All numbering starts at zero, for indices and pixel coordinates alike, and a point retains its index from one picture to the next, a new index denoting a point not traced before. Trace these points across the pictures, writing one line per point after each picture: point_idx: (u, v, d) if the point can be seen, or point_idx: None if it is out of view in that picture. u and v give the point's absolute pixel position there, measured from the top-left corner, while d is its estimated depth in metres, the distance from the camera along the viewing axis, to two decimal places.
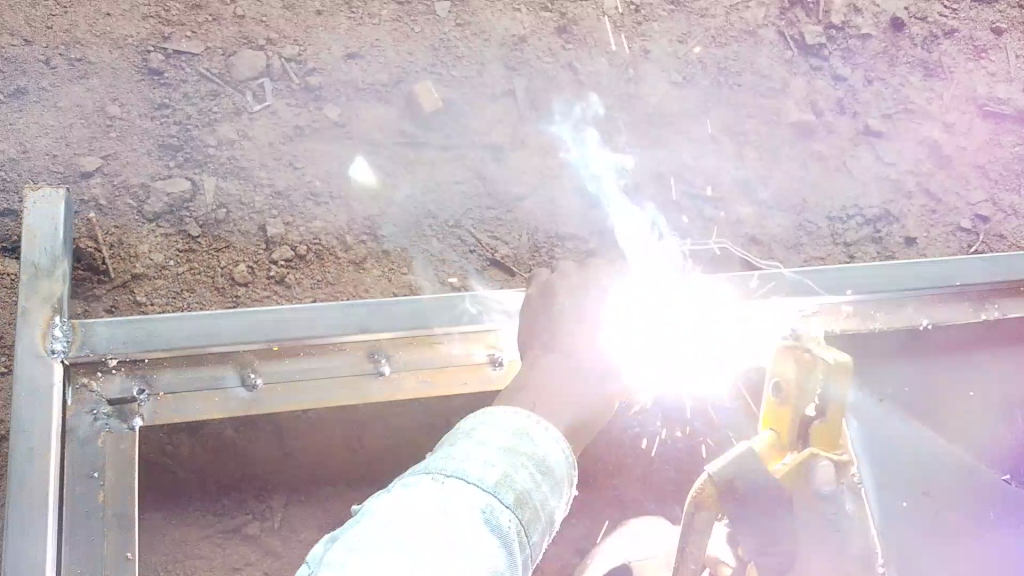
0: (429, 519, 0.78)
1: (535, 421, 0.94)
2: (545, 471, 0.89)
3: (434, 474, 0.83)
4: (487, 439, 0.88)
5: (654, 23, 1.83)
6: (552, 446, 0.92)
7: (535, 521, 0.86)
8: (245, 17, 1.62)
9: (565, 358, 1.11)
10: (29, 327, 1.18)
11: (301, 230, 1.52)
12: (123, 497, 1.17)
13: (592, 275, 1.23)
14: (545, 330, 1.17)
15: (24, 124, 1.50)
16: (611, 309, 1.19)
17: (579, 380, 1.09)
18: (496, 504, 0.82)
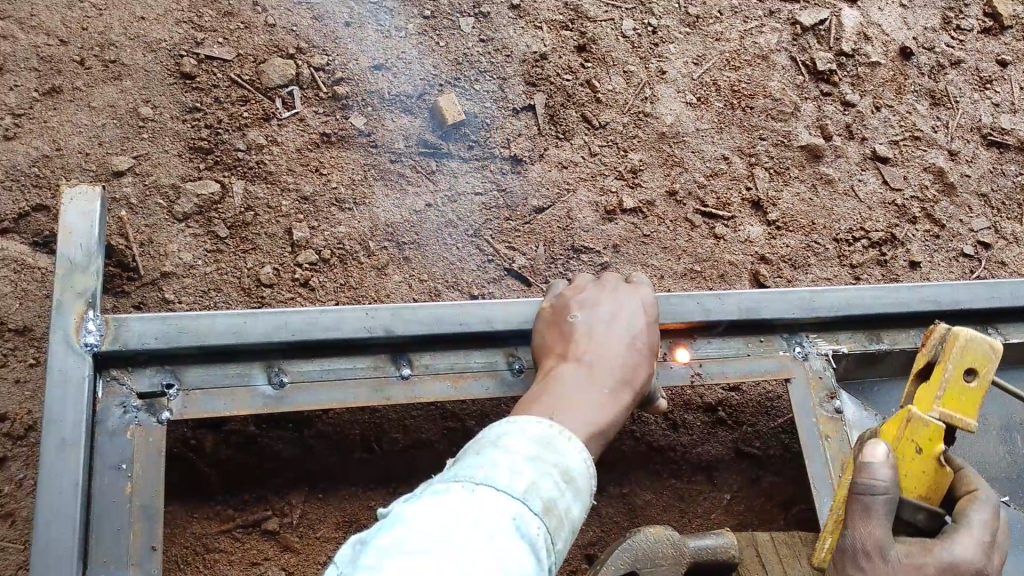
0: (460, 526, 0.82)
1: (558, 429, 0.97)
2: (568, 480, 0.93)
3: (462, 482, 0.87)
4: (514, 448, 0.92)
5: (671, 44, 1.89)
6: (576, 454, 0.96)
7: (559, 529, 0.89)
8: (276, 26, 1.68)
9: (580, 367, 1.14)
10: (63, 320, 1.20)
11: (325, 234, 1.56)
12: (149, 491, 1.18)
13: (605, 291, 1.28)
14: (561, 341, 1.21)
15: (58, 122, 1.53)
16: (626, 320, 1.23)
17: (595, 388, 1.12)
18: (522, 513, 0.86)
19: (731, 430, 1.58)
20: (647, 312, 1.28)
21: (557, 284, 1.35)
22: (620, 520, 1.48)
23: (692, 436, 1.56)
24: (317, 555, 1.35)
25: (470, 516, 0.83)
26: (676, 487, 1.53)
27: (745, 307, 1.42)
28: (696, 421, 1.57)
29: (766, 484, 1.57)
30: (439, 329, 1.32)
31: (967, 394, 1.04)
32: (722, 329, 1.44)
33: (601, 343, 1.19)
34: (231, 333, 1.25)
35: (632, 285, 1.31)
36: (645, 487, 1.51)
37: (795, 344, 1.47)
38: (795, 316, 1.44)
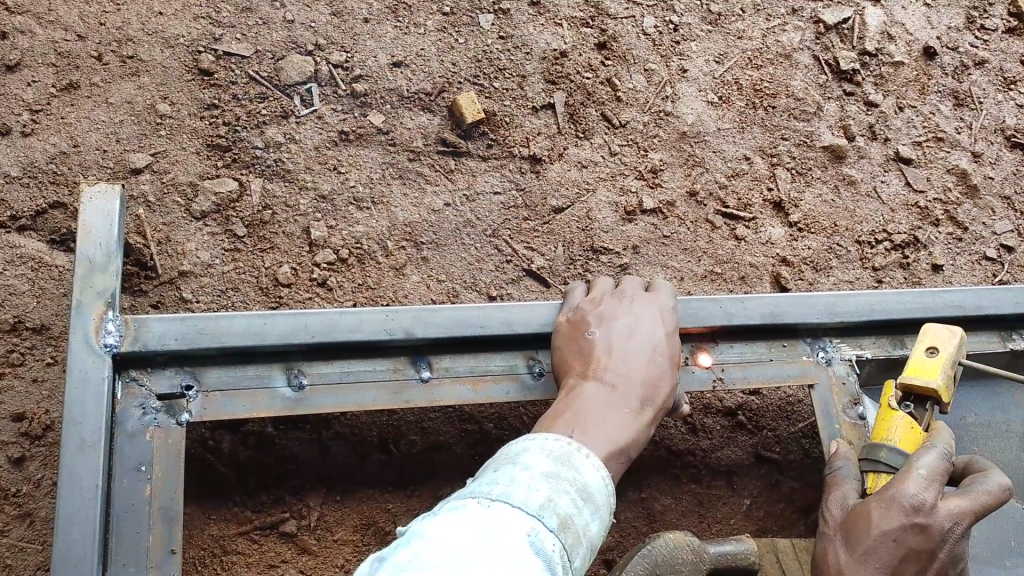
0: (477, 539, 0.80)
1: (576, 447, 0.96)
2: (587, 497, 0.92)
3: (479, 498, 0.86)
4: (532, 465, 0.91)
5: (692, 42, 1.87)
6: (595, 471, 0.95)
7: (578, 545, 0.88)
8: (294, 22, 1.67)
9: (601, 385, 1.14)
10: (82, 321, 1.20)
11: (343, 234, 1.55)
12: (165, 495, 1.17)
13: (624, 304, 1.27)
14: (581, 357, 1.20)
15: (75, 119, 1.52)
16: (646, 333, 1.23)
17: (618, 407, 1.11)
18: (540, 528, 0.84)
19: (750, 435, 1.56)
20: (667, 323, 1.27)
21: (573, 293, 1.33)
22: (639, 524, 1.46)
23: (711, 440, 1.55)
24: (335, 557, 1.34)
25: (487, 531, 0.81)
26: (696, 491, 1.51)
27: (768, 311, 1.40)
28: (716, 425, 1.56)
29: (787, 489, 1.55)
30: (460, 331, 1.31)
31: (927, 363, 1.19)
32: (744, 334, 1.42)
33: (621, 357, 1.18)
34: (251, 335, 1.24)
35: (652, 295, 1.30)
36: (664, 491, 1.50)
37: (818, 350, 1.45)
38: (819, 321, 1.42)
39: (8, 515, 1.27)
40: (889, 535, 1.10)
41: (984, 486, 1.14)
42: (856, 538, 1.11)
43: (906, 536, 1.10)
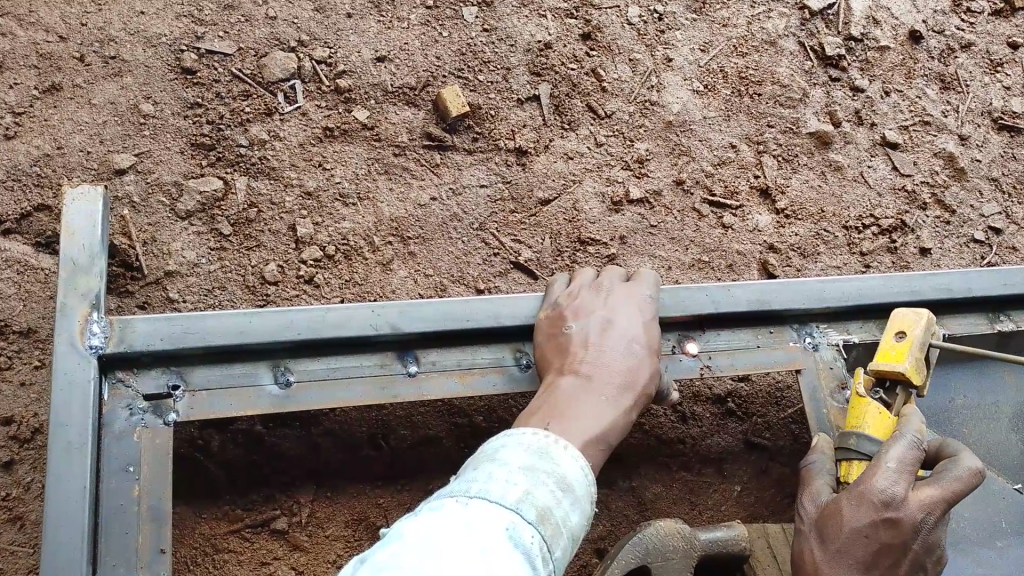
0: (457, 536, 0.80)
1: (555, 439, 0.97)
2: (566, 488, 0.93)
3: (457, 497, 0.86)
4: (510, 460, 0.92)
5: (677, 31, 1.86)
6: (574, 464, 0.96)
7: (559, 536, 0.88)
8: (276, 19, 1.66)
9: (578, 378, 1.14)
10: (67, 322, 1.20)
11: (330, 230, 1.55)
12: (154, 496, 1.17)
13: (602, 295, 1.27)
14: (559, 352, 1.21)
15: (58, 121, 1.51)
16: (624, 322, 1.23)
17: (594, 398, 1.12)
18: (520, 521, 0.85)
19: (740, 422, 1.57)
20: (646, 312, 1.27)
21: (554, 286, 1.34)
22: (631, 514, 1.46)
23: (701, 429, 1.55)
24: (327, 554, 1.34)
25: (467, 527, 0.82)
26: (686, 480, 1.51)
27: (756, 299, 1.41)
28: (706, 413, 1.56)
29: (778, 476, 1.55)
30: (447, 325, 1.31)
31: (896, 347, 1.18)
32: (732, 321, 1.42)
33: (598, 347, 1.18)
34: (237, 333, 1.24)
35: (632, 284, 1.31)
36: (655, 480, 1.50)
37: (805, 336, 1.45)
38: (805, 307, 1.42)
39: None
40: (860, 531, 1.10)
41: (954, 472, 1.14)
42: (829, 537, 1.12)
43: (878, 531, 1.11)
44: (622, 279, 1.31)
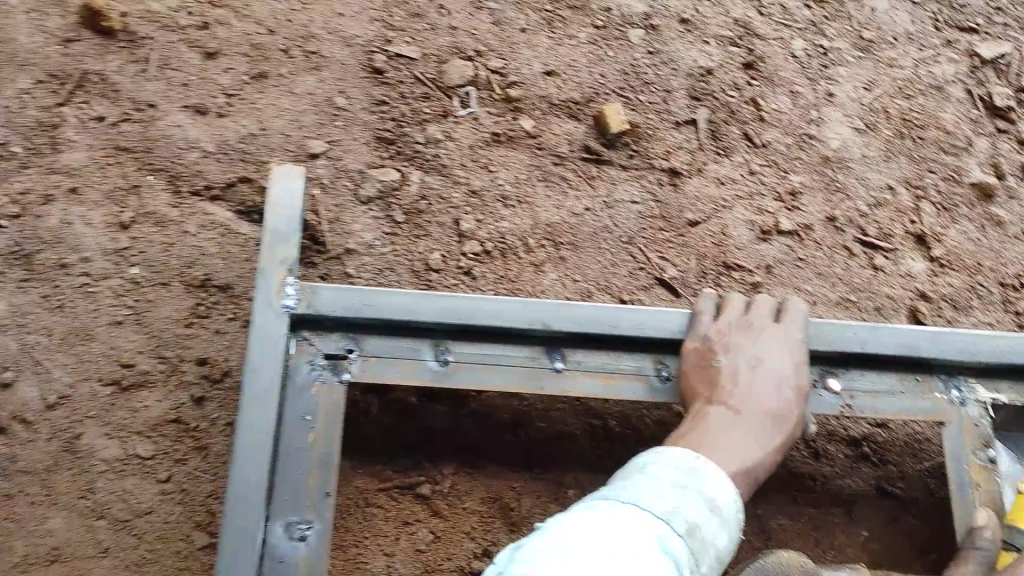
0: (613, 524, 0.90)
1: (704, 461, 1.08)
2: (713, 509, 1.01)
3: (618, 498, 0.96)
4: (661, 475, 1.02)
5: (841, 67, 1.89)
6: (723, 487, 1.05)
7: (705, 551, 0.97)
8: (458, 28, 1.80)
9: (728, 411, 1.26)
10: (268, 283, 1.38)
11: (490, 228, 1.66)
12: (327, 450, 1.34)
13: (752, 336, 1.37)
14: (708, 384, 1.32)
15: (264, 105, 1.69)
16: (773, 364, 1.33)
17: (745, 432, 1.23)
18: (671, 529, 0.93)
19: (873, 467, 1.58)
20: (795, 357, 1.36)
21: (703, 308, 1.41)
22: (753, 538, 1.50)
23: (834, 467, 1.57)
24: (463, 524, 1.47)
25: (622, 519, 0.92)
26: (811, 515, 1.53)
27: (907, 343, 1.42)
28: (840, 453, 1.59)
29: (906, 525, 1.55)
30: (595, 329, 1.39)
31: None
32: (878, 363, 1.44)
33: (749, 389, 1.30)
34: (409, 311, 1.39)
35: (781, 327, 1.39)
36: (778, 509, 1.53)
37: (953, 389, 1.45)
38: (956, 360, 1.43)
39: (188, 446, 1.51)
40: None
41: None
42: None
43: None
44: (771, 321, 1.40)
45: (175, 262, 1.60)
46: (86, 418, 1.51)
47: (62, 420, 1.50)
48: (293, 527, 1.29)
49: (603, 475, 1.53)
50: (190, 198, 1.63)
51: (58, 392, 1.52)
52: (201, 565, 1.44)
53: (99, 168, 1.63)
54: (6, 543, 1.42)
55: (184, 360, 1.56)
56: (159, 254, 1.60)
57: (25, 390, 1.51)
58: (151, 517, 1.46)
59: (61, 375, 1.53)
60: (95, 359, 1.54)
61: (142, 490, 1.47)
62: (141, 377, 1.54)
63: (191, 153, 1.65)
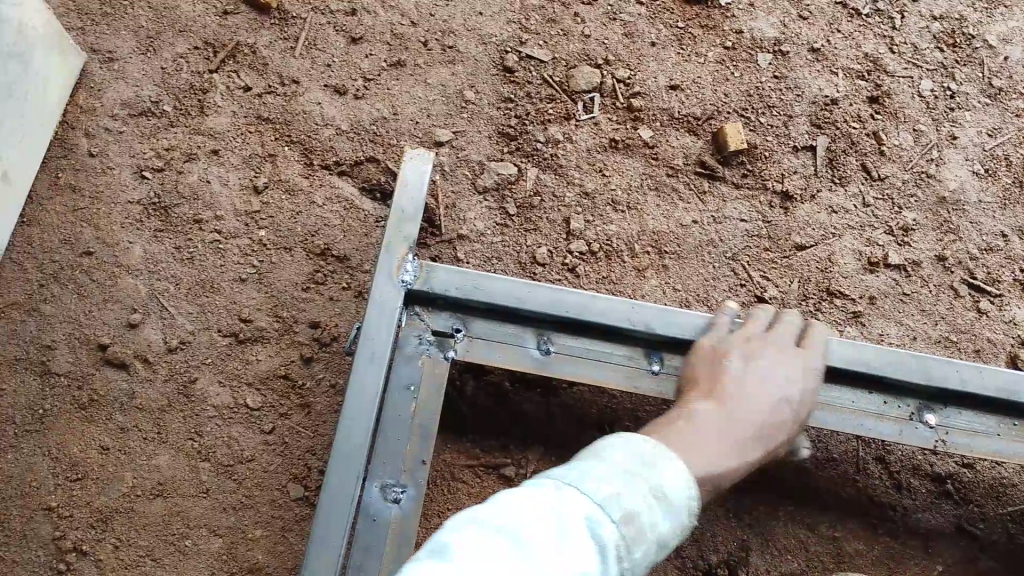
0: (531, 509, 0.71)
1: (661, 445, 0.85)
2: (661, 497, 0.79)
3: (553, 477, 0.77)
4: (614, 460, 0.80)
5: (967, 112, 1.86)
6: (681, 477, 0.82)
7: (641, 541, 0.76)
8: (590, 37, 1.86)
9: (711, 409, 1.04)
10: (389, 258, 1.46)
11: (597, 229, 1.71)
12: (425, 420, 1.42)
13: (776, 347, 1.24)
14: (709, 381, 1.13)
15: (398, 92, 1.79)
16: (783, 379, 1.15)
17: (728, 435, 1.01)
18: (602, 511, 0.74)
19: (958, 507, 1.56)
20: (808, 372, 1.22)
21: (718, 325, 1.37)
22: (826, 561, 1.51)
23: (915, 501, 1.56)
24: None
25: (539, 504, 0.72)
26: (888, 546, 1.53)
27: (1005, 387, 1.41)
28: (923, 487, 1.57)
29: (985, 570, 1.52)
30: (695, 337, 1.43)
31: None
32: (969, 402, 1.46)
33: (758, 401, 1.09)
34: (517, 299, 1.45)
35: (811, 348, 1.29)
36: (858, 536, 1.53)
37: None
38: None
39: (293, 402, 1.55)
40: None
41: None
42: None
43: None
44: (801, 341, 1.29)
45: (299, 230, 1.67)
46: (202, 364, 1.57)
47: (180, 364, 1.57)
48: (389, 488, 1.38)
49: None
50: (320, 171, 1.72)
51: (180, 338, 1.58)
52: (292, 517, 1.49)
53: (239, 135, 1.73)
54: (118, 473, 1.50)
55: (298, 322, 1.61)
56: (286, 221, 1.68)
57: (150, 331, 1.58)
58: (252, 464, 1.52)
59: (184, 322, 1.59)
60: (216, 311, 1.60)
61: (246, 439, 1.53)
62: (258, 333, 1.60)
63: (326, 130, 1.75)
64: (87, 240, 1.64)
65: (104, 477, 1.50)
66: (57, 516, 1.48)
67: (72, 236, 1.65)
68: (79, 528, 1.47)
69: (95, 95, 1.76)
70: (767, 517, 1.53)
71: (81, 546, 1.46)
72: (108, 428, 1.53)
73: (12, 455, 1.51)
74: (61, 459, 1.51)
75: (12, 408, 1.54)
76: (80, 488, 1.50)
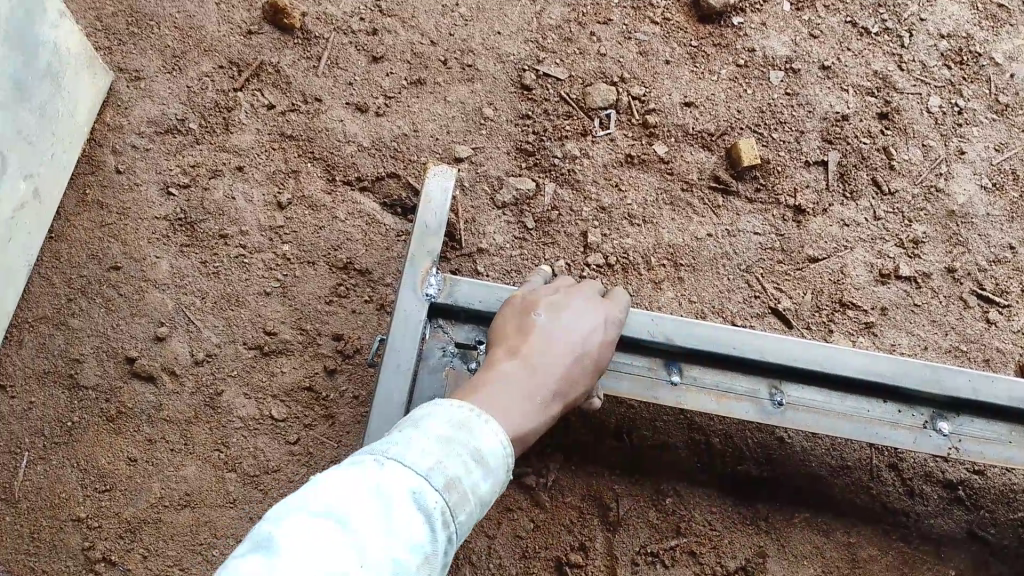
0: (356, 494, 0.81)
1: (476, 411, 0.94)
2: (478, 460, 0.90)
3: (377, 455, 0.87)
4: (430, 429, 0.90)
5: (974, 127, 1.91)
6: (494, 435, 0.93)
7: (462, 503, 0.87)
8: (606, 55, 1.91)
9: (527, 369, 1.08)
10: (413, 271, 1.49)
11: (614, 242, 1.75)
12: None
13: (569, 295, 1.26)
14: (512, 334, 1.16)
15: (419, 109, 1.83)
16: (565, 321, 1.18)
17: (522, 392, 1.05)
18: (423, 485, 0.84)
19: (970, 513, 1.58)
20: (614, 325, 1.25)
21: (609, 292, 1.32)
22: (842, 566, 1.53)
23: (927, 508, 1.59)
24: (563, 518, 1.54)
25: (366, 487, 0.82)
26: (902, 552, 1.56)
27: (1013, 395, 1.46)
28: (935, 495, 1.60)
29: None
30: (715, 348, 1.46)
31: None
32: (980, 411, 1.49)
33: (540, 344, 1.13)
34: None
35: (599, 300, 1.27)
36: (872, 542, 1.56)
37: None
38: None
39: (317, 413, 1.59)
40: None
41: None
42: None
43: None
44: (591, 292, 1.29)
45: (322, 245, 1.71)
46: (228, 376, 1.60)
47: (207, 376, 1.60)
48: None
49: (701, 488, 1.58)
50: (343, 186, 1.76)
51: (206, 350, 1.61)
52: None
53: (264, 152, 1.77)
54: (146, 484, 1.53)
55: (321, 335, 1.64)
56: (310, 235, 1.71)
57: (177, 344, 1.62)
58: (277, 475, 1.54)
59: (210, 335, 1.63)
60: (242, 324, 1.64)
61: (272, 449, 1.56)
62: (282, 345, 1.63)
63: (349, 146, 1.79)
64: (114, 255, 1.68)
65: (132, 489, 1.53)
66: (86, 527, 1.51)
67: (99, 251, 1.69)
68: (108, 538, 1.50)
69: (123, 113, 1.80)
70: (782, 524, 1.56)
71: (111, 556, 1.49)
72: (136, 440, 1.56)
73: (42, 466, 1.55)
74: (89, 471, 1.54)
75: (42, 419, 1.57)
76: (109, 499, 1.52)
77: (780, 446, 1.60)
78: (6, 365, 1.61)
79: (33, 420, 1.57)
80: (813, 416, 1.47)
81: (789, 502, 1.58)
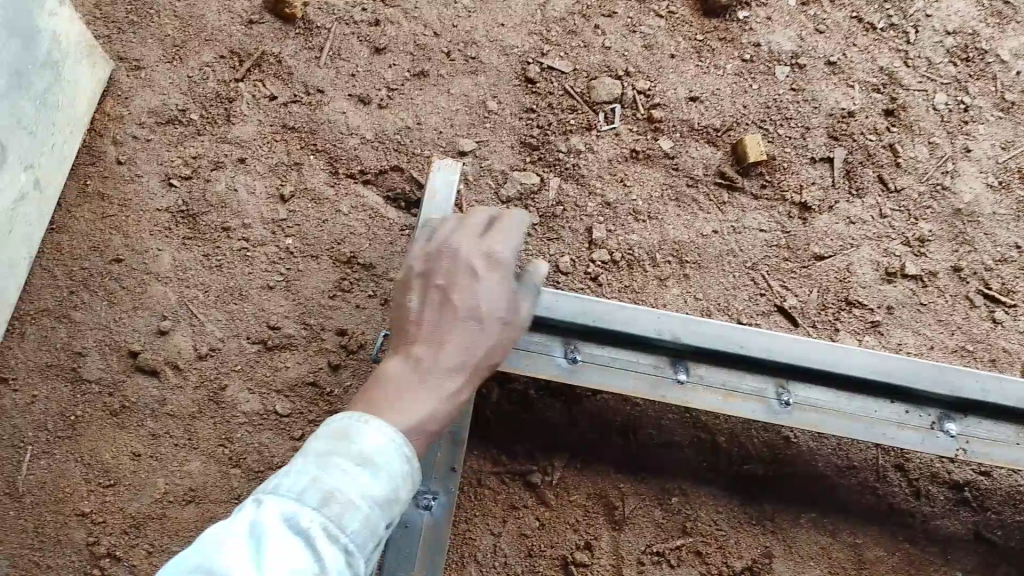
0: (227, 538, 0.80)
1: (359, 417, 0.95)
2: (363, 464, 0.90)
3: (252, 500, 0.86)
4: (305, 454, 0.91)
5: (981, 125, 1.89)
6: (379, 434, 0.93)
7: (349, 509, 0.86)
8: (610, 49, 1.89)
9: (423, 356, 1.07)
10: None
11: (620, 238, 1.73)
12: (457, 424, 1.43)
13: (446, 243, 1.19)
14: (405, 316, 1.13)
15: (421, 101, 1.81)
16: (457, 287, 1.14)
17: (421, 380, 1.05)
18: (297, 508, 0.84)
19: (976, 513, 1.58)
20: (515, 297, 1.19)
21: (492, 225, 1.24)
22: (848, 566, 1.52)
23: (933, 508, 1.58)
24: (568, 516, 1.53)
25: (237, 531, 0.81)
26: (908, 552, 1.55)
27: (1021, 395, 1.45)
28: (941, 495, 1.59)
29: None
30: (722, 347, 1.45)
31: None
32: (988, 411, 1.48)
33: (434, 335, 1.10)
34: (545, 307, 1.47)
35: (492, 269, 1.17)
36: (878, 542, 1.55)
37: None
38: None
39: (321, 409, 1.56)
40: None
41: None
42: None
43: None
44: (485, 257, 1.18)
45: (325, 238, 1.69)
46: (231, 371, 1.58)
47: (210, 371, 1.58)
48: (419, 495, 1.38)
49: (707, 486, 1.56)
50: (346, 179, 1.74)
51: (209, 345, 1.59)
52: None
53: (265, 144, 1.75)
54: (149, 479, 1.51)
55: (324, 329, 1.62)
56: (312, 229, 1.69)
57: (180, 338, 1.60)
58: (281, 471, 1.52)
59: (213, 330, 1.61)
60: (244, 318, 1.62)
61: (275, 445, 1.53)
62: (285, 340, 1.61)
63: (352, 138, 1.77)
64: (116, 248, 1.66)
65: (136, 484, 1.51)
66: (89, 522, 1.49)
67: (101, 244, 1.67)
68: (112, 533, 1.48)
69: (123, 103, 1.78)
70: (788, 522, 1.55)
71: (115, 551, 1.47)
72: (140, 434, 1.54)
73: (45, 460, 1.53)
74: (93, 465, 1.52)
75: (44, 413, 1.56)
76: (112, 493, 1.50)
77: (787, 445, 1.60)
78: (9, 358, 1.59)
79: (35, 414, 1.56)
80: (820, 416, 1.46)
81: (796, 501, 1.56)
